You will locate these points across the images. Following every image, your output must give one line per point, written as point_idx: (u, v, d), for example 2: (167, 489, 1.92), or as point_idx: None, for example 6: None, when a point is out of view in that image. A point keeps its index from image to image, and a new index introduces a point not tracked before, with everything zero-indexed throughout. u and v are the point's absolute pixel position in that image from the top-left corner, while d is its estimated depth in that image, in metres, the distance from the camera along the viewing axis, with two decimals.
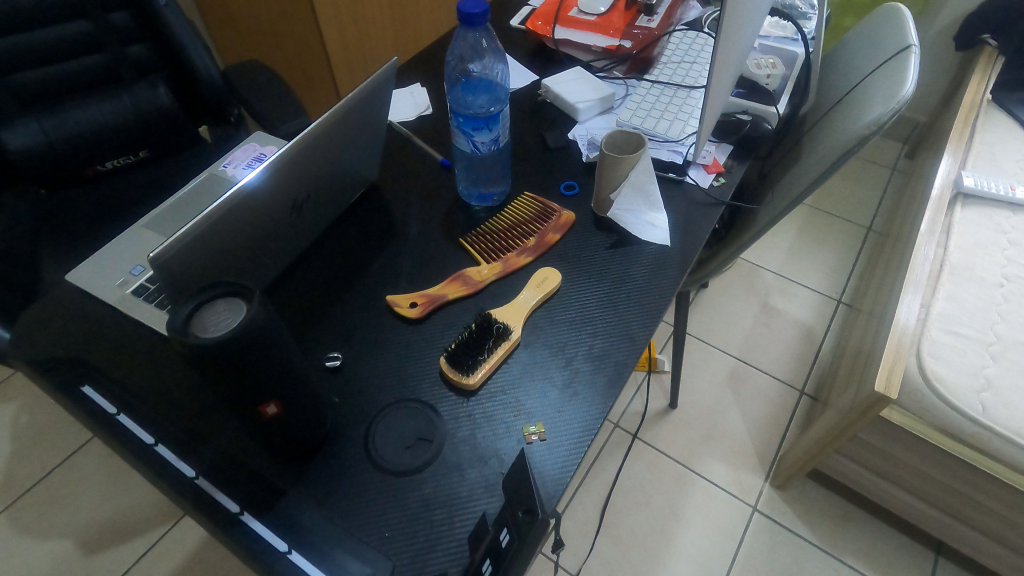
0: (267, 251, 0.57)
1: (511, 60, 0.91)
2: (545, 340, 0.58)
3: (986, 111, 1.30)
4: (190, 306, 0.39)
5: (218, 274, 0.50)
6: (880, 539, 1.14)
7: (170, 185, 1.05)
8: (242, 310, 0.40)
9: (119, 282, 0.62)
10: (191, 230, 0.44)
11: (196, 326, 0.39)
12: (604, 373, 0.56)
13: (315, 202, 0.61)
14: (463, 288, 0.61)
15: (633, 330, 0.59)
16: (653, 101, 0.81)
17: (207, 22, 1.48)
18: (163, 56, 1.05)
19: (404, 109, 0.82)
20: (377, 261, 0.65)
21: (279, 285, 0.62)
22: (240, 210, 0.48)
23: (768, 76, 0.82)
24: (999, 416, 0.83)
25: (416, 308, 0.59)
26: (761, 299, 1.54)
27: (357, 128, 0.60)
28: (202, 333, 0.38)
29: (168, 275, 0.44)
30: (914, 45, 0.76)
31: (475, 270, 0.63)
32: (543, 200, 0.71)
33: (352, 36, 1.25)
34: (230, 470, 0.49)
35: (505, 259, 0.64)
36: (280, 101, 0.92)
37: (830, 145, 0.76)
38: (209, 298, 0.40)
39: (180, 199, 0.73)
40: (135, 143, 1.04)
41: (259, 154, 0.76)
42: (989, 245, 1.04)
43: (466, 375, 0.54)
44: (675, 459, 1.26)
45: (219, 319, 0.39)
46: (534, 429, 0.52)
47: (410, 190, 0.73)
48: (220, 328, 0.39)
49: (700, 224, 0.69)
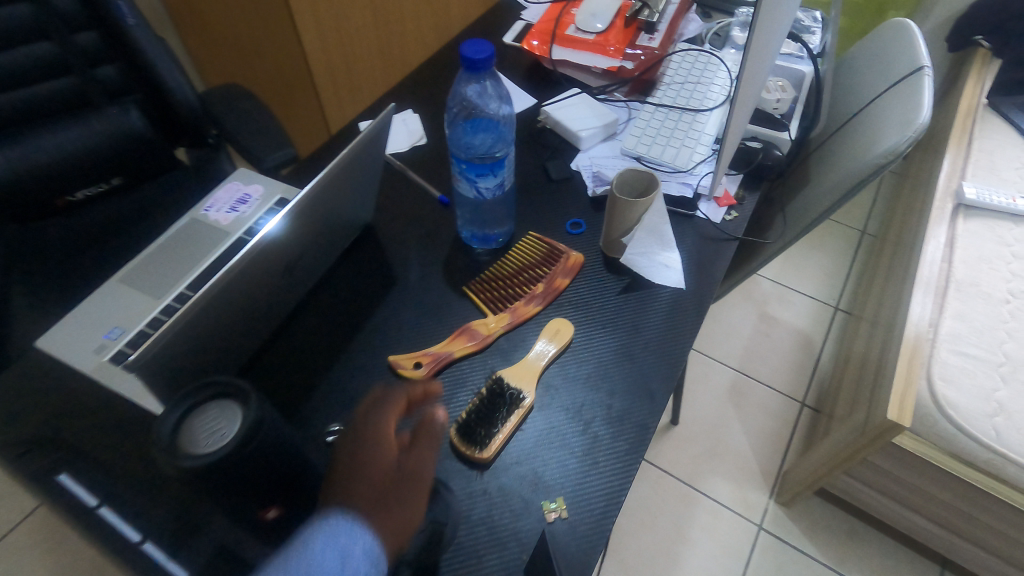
0: (265, 309, 0.54)
1: (508, 82, 0.87)
2: (561, 402, 0.55)
3: (983, 116, 1.27)
4: (180, 411, 0.36)
5: (215, 335, 0.47)
6: (886, 555, 1.14)
7: (148, 217, 0.98)
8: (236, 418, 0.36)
9: (96, 348, 0.57)
10: (178, 318, 0.41)
11: (185, 442, 0.35)
12: (624, 439, 0.53)
13: (312, 255, 0.57)
14: (470, 345, 0.57)
15: (653, 387, 0.56)
16: (658, 127, 0.78)
17: (181, 33, 1.41)
18: (134, 78, 0.97)
19: (398, 139, 0.78)
20: (374, 315, 0.61)
21: (269, 348, 0.57)
22: (229, 284, 0.45)
23: (777, 100, 0.78)
24: (1013, 442, 0.82)
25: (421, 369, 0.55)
26: (759, 308, 1.52)
27: (353, 178, 0.57)
28: (193, 449, 0.34)
29: (163, 351, 0.41)
30: (927, 67, 0.73)
31: (482, 323, 0.59)
32: (550, 240, 0.67)
33: (334, 50, 1.19)
34: (226, 567, 0.44)
35: (512, 311, 0.60)
36: (263, 128, 0.87)
37: (844, 173, 0.73)
38: (201, 401, 0.37)
39: (160, 245, 0.67)
40: (106, 171, 0.96)
41: (243, 194, 0.70)
42: (994, 260, 1.02)
43: (480, 447, 0.50)
44: (679, 477, 1.24)
45: (211, 429, 0.35)
46: (554, 505, 0.49)
47: (408, 231, 0.69)
48: (210, 444, 0.35)
49: (714, 263, 0.66)
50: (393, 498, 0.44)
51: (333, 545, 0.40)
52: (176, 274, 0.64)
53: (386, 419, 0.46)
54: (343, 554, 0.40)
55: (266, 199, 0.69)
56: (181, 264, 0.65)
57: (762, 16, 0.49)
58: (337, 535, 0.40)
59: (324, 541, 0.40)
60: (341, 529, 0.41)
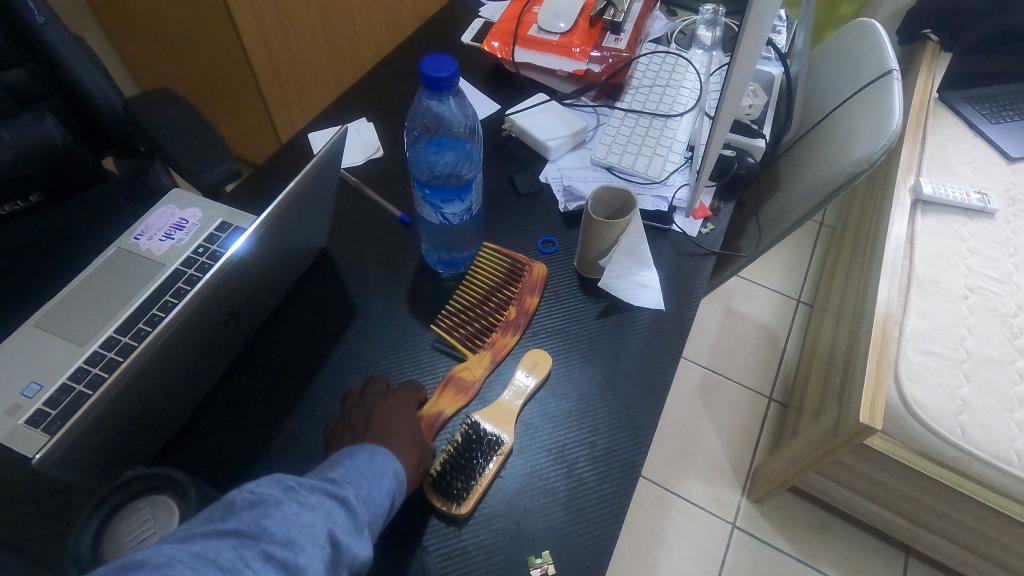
0: (212, 355, 0.48)
1: (468, 87, 0.82)
2: (542, 443, 0.51)
3: (936, 110, 1.28)
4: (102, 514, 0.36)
5: (163, 388, 0.42)
6: (855, 545, 1.16)
7: (73, 236, 0.89)
8: (172, 515, 0.37)
9: (6, 409, 0.50)
10: (91, 405, 0.34)
11: (109, 544, 0.35)
12: (611, 481, 0.49)
13: (263, 291, 0.52)
14: (462, 397, 0.52)
15: (637, 422, 0.53)
16: (628, 134, 0.74)
17: (105, 25, 1.28)
18: (48, 81, 0.83)
19: (352, 152, 0.72)
20: (332, 354, 0.55)
21: (213, 400, 0.51)
22: (168, 340, 0.39)
23: (750, 106, 0.76)
24: (978, 439, 0.83)
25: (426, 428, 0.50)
26: (725, 304, 1.52)
27: (303, 209, 0.51)
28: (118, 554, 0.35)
29: (108, 413, 0.36)
30: (895, 70, 0.71)
31: (467, 368, 0.54)
32: (512, 253, 0.63)
33: (275, 41, 1.11)
34: None
35: (493, 347, 0.55)
36: (200, 141, 0.79)
37: (817, 181, 0.71)
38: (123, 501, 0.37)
39: (84, 281, 0.60)
40: (21, 187, 0.85)
41: (179, 219, 0.63)
42: (953, 256, 1.03)
43: (457, 502, 0.46)
44: (653, 480, 1.23)
45: (137, 534, 0.36)
46: (540, 559, 0.45)
47: (367, 256, 0.63)
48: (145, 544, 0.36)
49: (692, 281, 0.63)
50: (418, 440, 0.47)
51: (377, 460, 0.43)
52: (102, 316, 0.57)
53: (413, 394, 0.51)
54: (383, 469, 0.42)
55: (205, 225, 0.63)
56: (109, 302, 0.58)
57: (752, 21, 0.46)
58: (383, 454, 0.44)
59: (368, 456, 0.43)
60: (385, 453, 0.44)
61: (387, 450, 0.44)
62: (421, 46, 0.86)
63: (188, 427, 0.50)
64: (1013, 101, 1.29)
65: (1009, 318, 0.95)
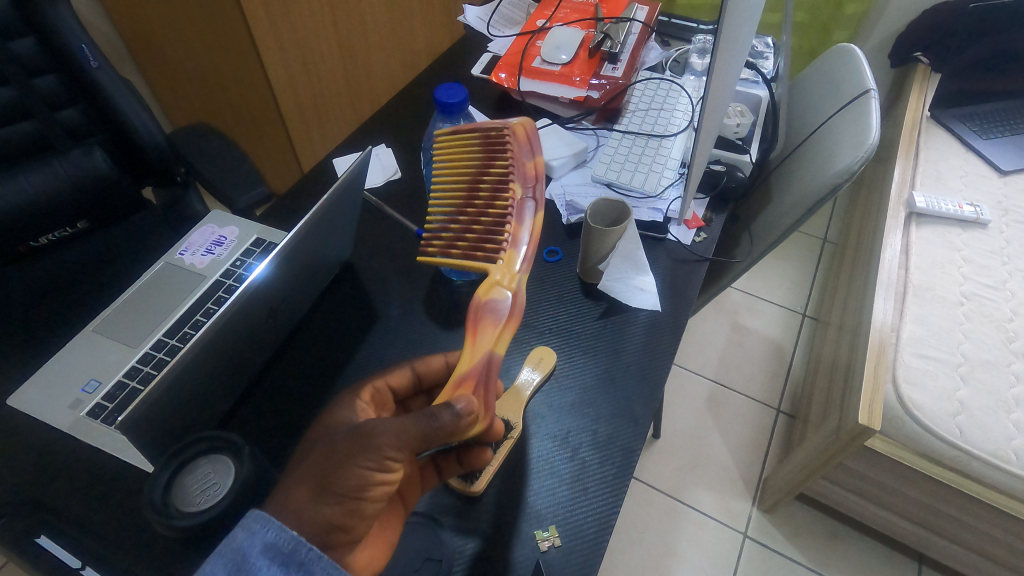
0: (251, 352, 0.54)
1: (478, 114, 0.89)
2: (547, 430, 0.56)
3: (928, 128, 1.33)
4: (169, 473, 0.41)
5: (210, 379, 0.47)
6: (868, 554, 1.17)
7: (116, 258, 0.96)
8: (230, 469, 0.42)
9: (71, 403, 0.57)
10: (163, 378, 0.39)
11: (178, 499, 0.41)
12: (611, 463, 0.54)
13: (295, 296, 0.58)
14: (508, 325, 0.50)
15: (635, 410, 0.58)
16: (626, 153, 0.80)
17: (144, 69, 1.40)
18: (99, 120, 0.92)
19: (372, 175, 0.79)
20: (357, 353, 0.61)
21: (251, 394, 0.57)
22: (219, 336, 0.44)
23: (737, 125, 0.81)
24: (977, 439, 0.85)
25: (481, 421, 0.46)
26: (730, 318, 1.56)
27: (332, 222, 0.57)
28: (185, 507, 0.40)
29: (168, 396, 0.41)
30: (872, 89, 0.77)
31: (498, 286, 0.51)
32: (476, 125, 0.63)
33: (299, 79, 1.19)
34: None
35: (516, 241, 0.54)
36: (235, 169, 0.87)
37: (804, 192, 0.76)
38: (186, 460, 0.42)
39: (135, 294, 0.67)
40: (72, 215, 0.92)
41: (218, 236, 0.70)
42: (947, 265, 1.07)
43: (470, 481, 0.51)
44: (662, 491, 1.26)
45: (203, 487, 0.41)
46: (547, 533, 0.50)
47: (388, 266, 0.69)
48: (208, 505, 0.40)
49: (686, 285, 0.69)
50: (325, 488, 0.37)
51: (225, 561, 0.35)
52: (151, 322, 0.65)
53: (351, 413, 0.45)
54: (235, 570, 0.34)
55: (242, 240, 0.69)
56: (160, 312, 0.65)
57: (723, 43, 0.52)
58: (230, 548, 0.35)
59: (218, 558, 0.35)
60: (252, 524, 0.36)
61: (235, 536, 0.35)
62: (435, 79, 0.95)
63: (229, 419, 0.55)
64: (1004, 118, 1.33)
65: (1004, 323, 0.98)
